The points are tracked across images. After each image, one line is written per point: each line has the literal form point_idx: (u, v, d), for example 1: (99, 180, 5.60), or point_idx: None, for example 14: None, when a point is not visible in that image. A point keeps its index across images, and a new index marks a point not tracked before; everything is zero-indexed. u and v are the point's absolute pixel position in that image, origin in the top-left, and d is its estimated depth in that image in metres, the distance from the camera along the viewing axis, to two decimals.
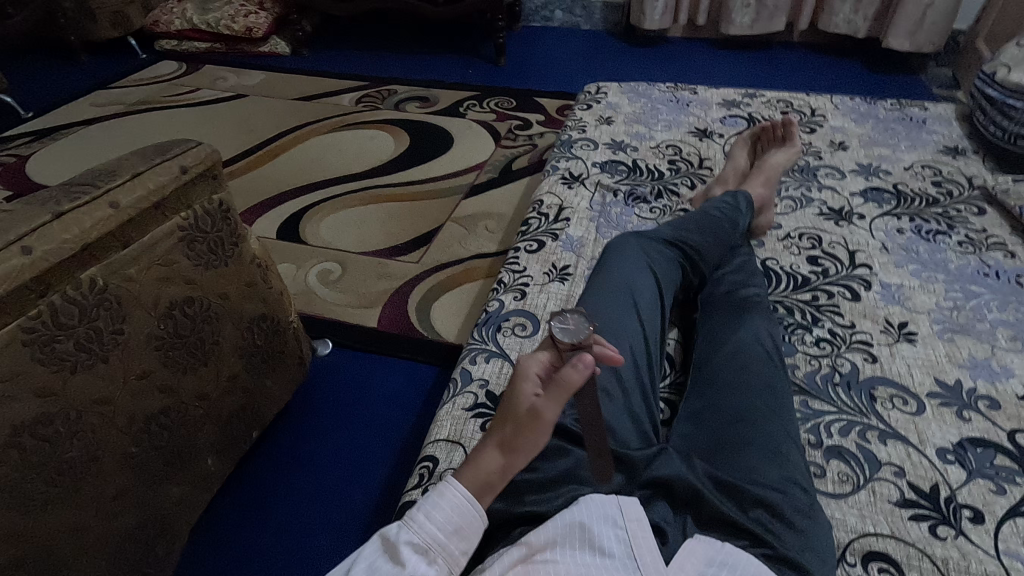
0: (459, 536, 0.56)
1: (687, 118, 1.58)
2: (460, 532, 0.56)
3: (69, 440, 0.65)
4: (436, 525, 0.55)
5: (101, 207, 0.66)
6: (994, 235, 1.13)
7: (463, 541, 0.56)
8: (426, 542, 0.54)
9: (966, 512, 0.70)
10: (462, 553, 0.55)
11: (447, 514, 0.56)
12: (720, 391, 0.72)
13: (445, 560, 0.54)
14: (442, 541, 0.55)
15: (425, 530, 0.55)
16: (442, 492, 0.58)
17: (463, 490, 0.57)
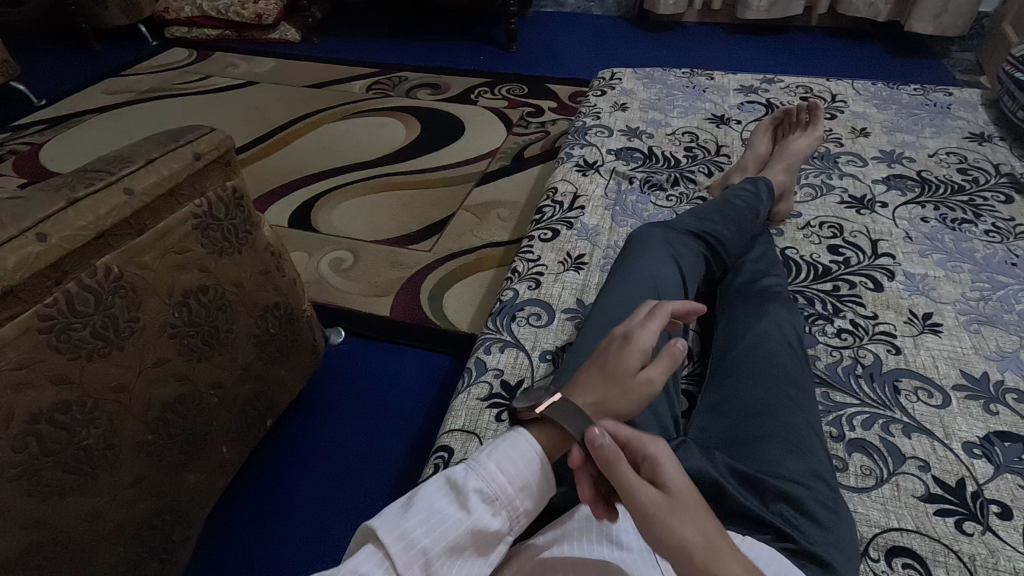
0: (528, 495, 0.53)
1: (704, 104, 1.55)
2: (528, 490, 0.53)
3: (86, 428, 0.65)
4: (507, 477, 0.52)
5: (115, 193, 0.65)
6: (1022, 223, 1.10)
7: (529, 498, 0.53)
8: (494, 494, 0.51)
9: (994, 507, 0.68)
10: (524, 511, 0.53)
11: (519, 468, 0.53)
12: (744, 382, 0.70)
13: (507, 516, 0.52)
14: (511, 495, 0.52)
15: (496, 481, 0.52)
16: (518, 446, 0.54)
17: (539, 449, 0.54)
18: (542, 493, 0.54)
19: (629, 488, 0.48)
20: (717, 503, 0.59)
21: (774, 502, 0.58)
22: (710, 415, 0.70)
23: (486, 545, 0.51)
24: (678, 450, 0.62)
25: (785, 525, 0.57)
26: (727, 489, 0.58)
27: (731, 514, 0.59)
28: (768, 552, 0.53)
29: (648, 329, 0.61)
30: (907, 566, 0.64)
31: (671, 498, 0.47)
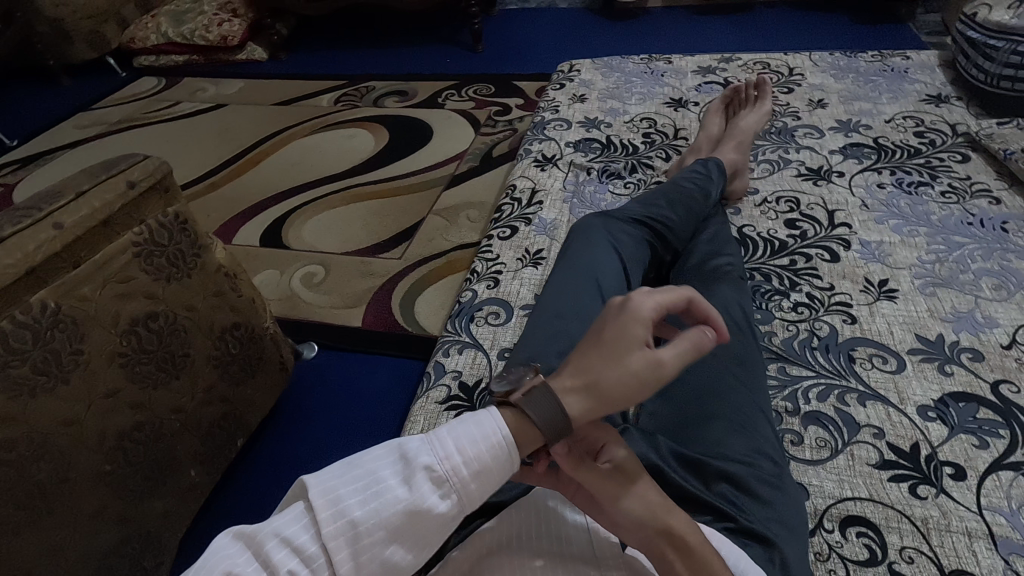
0: (481, 479, 0.49)
1: (662, 89, 1.55)
2: (481, 473, 0.49)
3: (35, 464, 0.67)
4: (458, 456, 0.49)
5: (44, 229, 0.66)
6: (978, 181, 1.09)
7: (484, 482, 0.49)
8: (443, 473, 0.48)
9: (947, 469, 0.68)
10: (477, 497, 0.49)
11: (474, 446, 0.49)
12: (690, 365, 0.70)
13: (455, 500, 0.48)
14: (460, 476, 0.48)
15: (446, 460, 0.48)
16: (482, 428, 0.51)
17: (502, 432, 0.51)
18: (500, 479, 0.50)
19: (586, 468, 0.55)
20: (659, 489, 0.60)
21: (716, 483, 0.59)
22: (658, 400, 0.70)
23: (428, 529, 0.47)
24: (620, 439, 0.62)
25: (725, 505, 0.57)
26: (667, 473, 0.59)
27: (673, 497, 0.59)
28: (705, 532, 0.54)
29: (654, 301, 0.57)
30: (860, 534, 0.64)
31: (624, 470, 0.55)
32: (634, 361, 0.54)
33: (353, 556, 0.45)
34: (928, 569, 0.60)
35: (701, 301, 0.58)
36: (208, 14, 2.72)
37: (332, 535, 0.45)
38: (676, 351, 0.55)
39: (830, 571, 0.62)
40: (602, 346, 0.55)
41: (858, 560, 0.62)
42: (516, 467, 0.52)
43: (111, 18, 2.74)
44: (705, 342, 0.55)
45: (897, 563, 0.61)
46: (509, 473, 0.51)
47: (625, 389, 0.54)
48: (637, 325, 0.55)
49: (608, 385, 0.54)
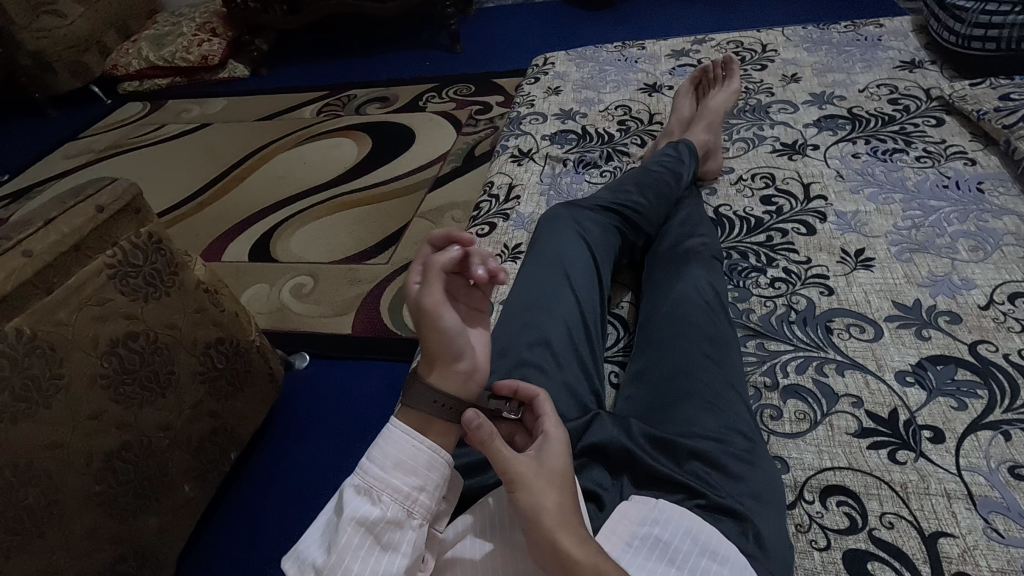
0: (405, 471, 0.54)
1: (636, 75, 1.54)
2: (403, 467, 0.54)
3: (23, 488, 0.68)
4: (377, 466, 0.54)
5: (13, 258, 0.67)
6: (954, 143, 1.08)
7: (410, 473, 0.54)
8: (369, 484, 0.54)
9: (927, 432, 0.68)
10: (415, 487, 0.54)
11: (385, 453, 0.55)
12: (661, 346, 0.71)
13: (394, 497, 0.54)
14: (385, 478, 0.54)
15: (368, 473, 0.54)
16: (385, 431, 0.56)
17: (405, 430, 0.56)
18: (428, 464, 0.55)
19: (505, 463, 0.53)
20: (633, 472, 0.61)
21: (687, 461, 0.59)
22: (633, 384, 0.70)
23: (384, 532, 0.52)
24: (593, 424, 0.63)
25: (697, 483, 0.58)
26: (638, 455, 0.60)
27: (646, 478, 0.60)
28: (677, 511, 0.55)
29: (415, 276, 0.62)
30: (841, 503, 0.64)
31: (539, 474, 0.53)
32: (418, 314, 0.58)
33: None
34: (908, 533, 0.60)
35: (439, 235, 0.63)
36: (188, 35, 2.74)
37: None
38: (427, 283, 0.58)
39: (811, 541, 0.62)
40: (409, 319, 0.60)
41: (839, 529, 0.62)
42: (440, 455, 0.56)
43: (93, 47, 2.76)
44: (442, 262, 0.59)
45: (878, 529, 0.61)
46: (435, 456, 0.56)
47: (436, 340, 0.57)
48: (408, 285, 0.60)
49: (429, 347, 0.58)
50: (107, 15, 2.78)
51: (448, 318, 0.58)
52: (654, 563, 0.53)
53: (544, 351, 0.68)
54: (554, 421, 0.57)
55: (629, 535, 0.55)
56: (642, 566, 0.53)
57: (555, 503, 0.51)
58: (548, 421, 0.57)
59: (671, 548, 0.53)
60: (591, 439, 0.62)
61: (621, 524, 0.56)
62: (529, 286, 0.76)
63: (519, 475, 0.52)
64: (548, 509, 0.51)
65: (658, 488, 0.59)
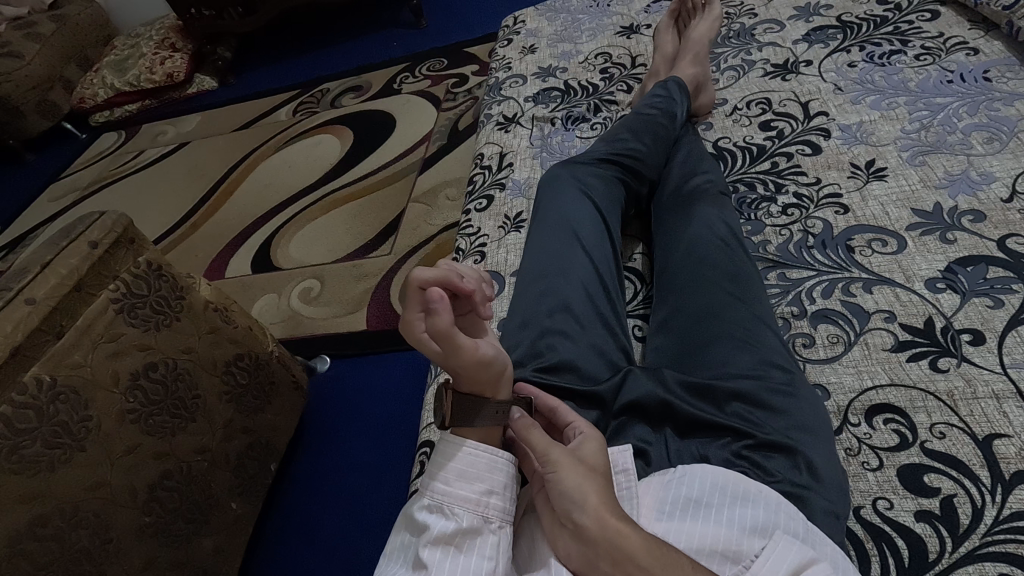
0: (469, 479, 0.54)
1: (611, 19, 1.48)
2: (468, 476, 0.54)
3: (75, 531, 0.69)
4: (445, 482, 0.54)
5: (18, 307, 0.67)
6: (952, 35, 1.03)
7: (476, 481, 0.54)
8: (438, 501, 0.54)
9: (966, 336, 0.66)
10: (484, 492, 0.54)
11: (447, 468, 0.55)
12: (682, 291, 0.69)
13: (468, 507, 0.53)
14: (452, 491, 0.54)
15: (436, 492, 0.54)
16: (444, 449, 0.56)
17: (461, 441, 0.56)
18: (490, 467, 0.55)
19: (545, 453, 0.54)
20: (673, 421, 0.60)
21: (727, 403, 0.58)
22: (660, 335, 0.69)
23: (464, 541, 0.51)
24: (626, 382, 0.62)
25: (742, 424, 0.57)
26: (676, 404, 0.59)
27: (688, 426, 0.59)
28: (700, 471, 0.54)
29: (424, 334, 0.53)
30: (888, 420, 0.63)
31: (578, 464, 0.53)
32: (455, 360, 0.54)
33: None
34: (961, 440, 0.59)
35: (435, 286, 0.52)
36: (148, 55, 2.67)
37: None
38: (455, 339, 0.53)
39: (863, 463, 0.61)
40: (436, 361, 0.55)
41: (889, 447, 0.61)
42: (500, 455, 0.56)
43: (56, 83, 2.69)
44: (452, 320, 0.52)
45: (930, 442, 0.60)
46: (495, 457, 0.55)
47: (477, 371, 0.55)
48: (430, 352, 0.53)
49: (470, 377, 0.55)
50: (64, 48, 2.71)
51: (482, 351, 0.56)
52: (690, 522, 0.51)
53: (566, 317, 0.67)
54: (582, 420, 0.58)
55: (658, 502, 0.54)
56: (678, 528, 0.51)
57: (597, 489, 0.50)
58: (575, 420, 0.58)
59: (702, 503, 0.52)
60: (628, 396, 0.61)
61: (647, 495, 0.55)
62: (540, 253, 0.75)
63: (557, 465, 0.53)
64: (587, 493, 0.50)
65: (701, 435, 0.59)
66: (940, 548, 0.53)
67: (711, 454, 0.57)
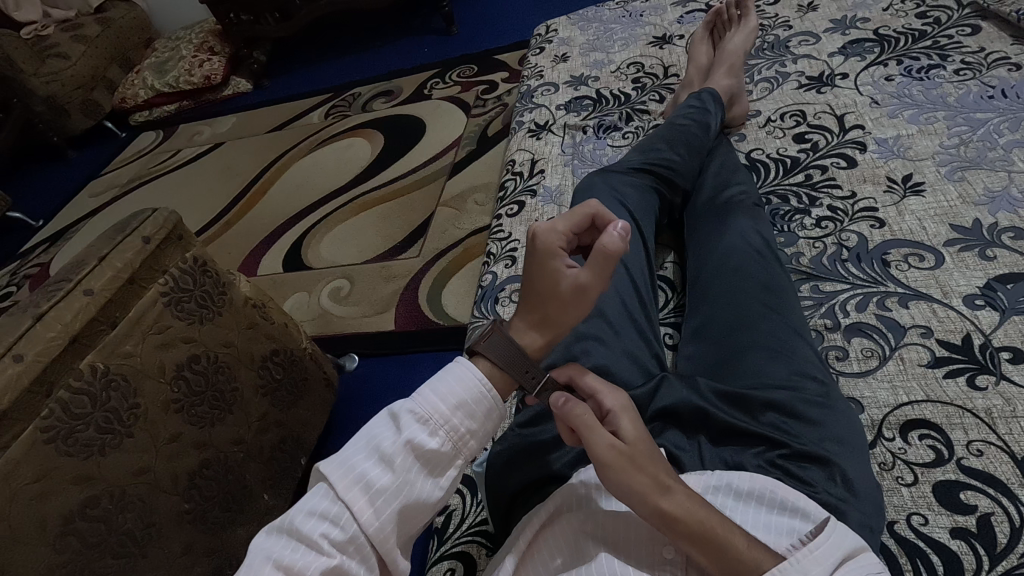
0: (465, 412, 0.53)
1: (644, 29, 1.49)
2: (467, 407, 0.53)
3: (121, 513, 0.72)
4: (439, 396, 0.53)
5: (77, 297, 0.71)
6: (993, 50, 1.02)
7: (469, 417, 0.53)
8: (427, 415, 0.52)
9: (1005, 354, 0.66)
10: (471, 431, 0.53)
11: (451, 387, 0.54)
12: (716, 299, 0.70)
13: (452, 433, 0.53)
14: (445, 414, 0.53)
15: (429, 401, 0.53)
16: (454, 368, 0.55)
17: (474, 370, 0.55)
18: (487, 414, 0.54)
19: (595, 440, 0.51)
20: (708, 428, 0.61)
21: (763, 413, 0.59)
22: (694, 343, 0.70)
23: (431, 464, 0.52)
24: (660, 389, 0.63)
25: (777, 433, 0.57)
26: (711, 411, 0.60)
27: (723, 434, 0.60)
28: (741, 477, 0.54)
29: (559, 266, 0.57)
30: (923, 436, 0.62)
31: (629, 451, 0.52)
32: (566, 293, 0.56)
33: (374, 508, 0.49)
34: (999, 459, 0.59)
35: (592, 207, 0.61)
36: (188, 58, 2.76)
37: (349, 491, 0.49)
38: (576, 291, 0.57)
39: (898, 478, 0.61)
40: (527, 282, 0.59)
41: (925, 463, 0.61)
42: (503, 406, 0.56)
43: (99, 83, 2.79)
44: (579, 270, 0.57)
45: (967, 459, 0.60)
46: (494, 406, 0.55)
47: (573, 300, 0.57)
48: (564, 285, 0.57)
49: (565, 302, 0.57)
50: (107, 50, 2.81)
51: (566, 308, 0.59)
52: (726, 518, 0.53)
53: (601, 323, 0.68)
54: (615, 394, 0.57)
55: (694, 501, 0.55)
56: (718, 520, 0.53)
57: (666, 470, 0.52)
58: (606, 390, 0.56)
59: (743, 510, 0.53)
60: (662, 403, 0.62)
61: None
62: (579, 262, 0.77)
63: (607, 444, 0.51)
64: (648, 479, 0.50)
65: (736, 442, 0.59)
66: (977, 567, 0.53)
67: (745, 462, 0.57)
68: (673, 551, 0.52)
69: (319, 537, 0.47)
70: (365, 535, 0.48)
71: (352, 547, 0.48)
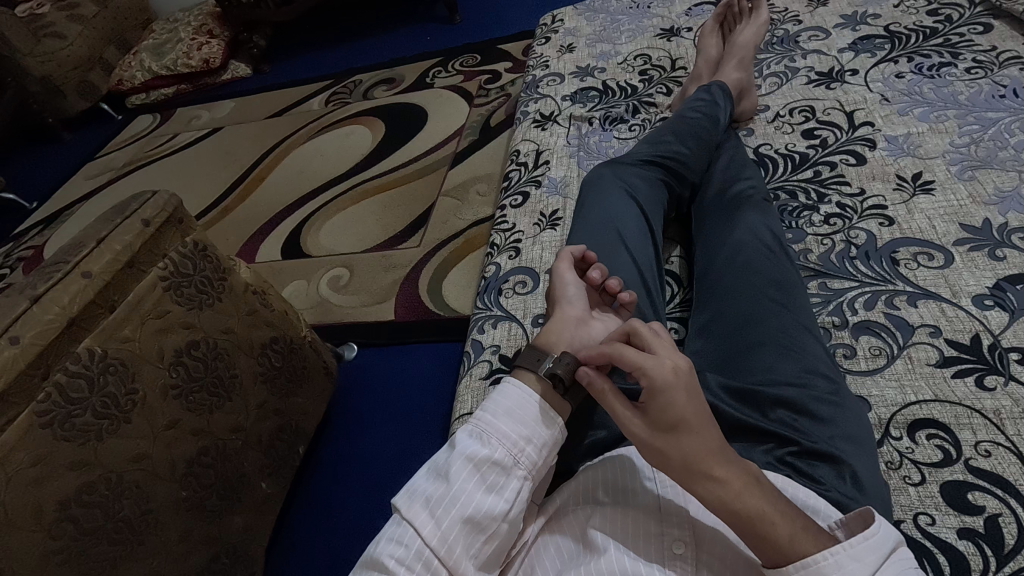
0: (514, 420, 0.56)
1: (651, 21, 1.47)
2: (515, 415, 0.56)
3: (118, 500, 0.71)
4: (489, 411, 0.56)
5: (75, 280, 0.69)
6: (1005, 49, 1.01)
7: (520, 425, 0.55)
8: (480, 429, 0.55)
9: (1014, 355, 0.65)
10: (523, 437, 0.55)
11: (497, 401, 0.57)
12: (726, 295, 0.69)
13: (503, 442, 0.54)
14: (495, 424, 0.55)
15: (480, 419, 0.56)
16: (501, 389, 0.59)
17: (522, 387, 0.58)
18: (537, 419, 0.56)
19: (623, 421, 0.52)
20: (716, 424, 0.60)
21: (773, 410, 0.58)
22: (701, 338, 0.69)
23: (490, 472, 0.53)
24: None
25: (786, 431, 0.57)
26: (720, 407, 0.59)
27: (731, 431, 0.59)
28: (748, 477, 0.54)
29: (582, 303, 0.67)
30: (930, 436, 0.62)
31: (659, 432, 0.50)
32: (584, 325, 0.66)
33: (435, 519, 0.50)
34: (1007, 460, 0.58)
35: (560, 250, 0.71)
36: (186, 40, 2.72)
37: (411, 509, 0.51)
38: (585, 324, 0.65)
39: (905, 477, 0.60)
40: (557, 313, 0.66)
41: (932, 462, 0.60)
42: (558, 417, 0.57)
43: (96, 65, 2.75)
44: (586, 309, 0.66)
45: (974, 459, 0.59)
46: (546, 414, 0.57)
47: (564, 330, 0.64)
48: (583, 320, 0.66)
49: (555, 333, 0.64)
50: (104, 31, 2.76)
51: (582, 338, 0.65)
52: None
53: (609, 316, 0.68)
54: (656, 362, 0.50)
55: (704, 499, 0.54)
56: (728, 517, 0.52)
57: (700, 450, 0.47)
58: (644, 364, 0.51)
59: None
60: None
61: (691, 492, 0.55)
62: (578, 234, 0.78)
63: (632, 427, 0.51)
64: (677, 464, 0.48)
65: (745, 439, 0.59)
66: (985, 567, 0.53)
67: (754, 459, 0.57)
68: (682, 545, 0.51)
69: (388, 557, 0.48)
70: (431, 549, 0.49)
71: (420, 564, 0.48)
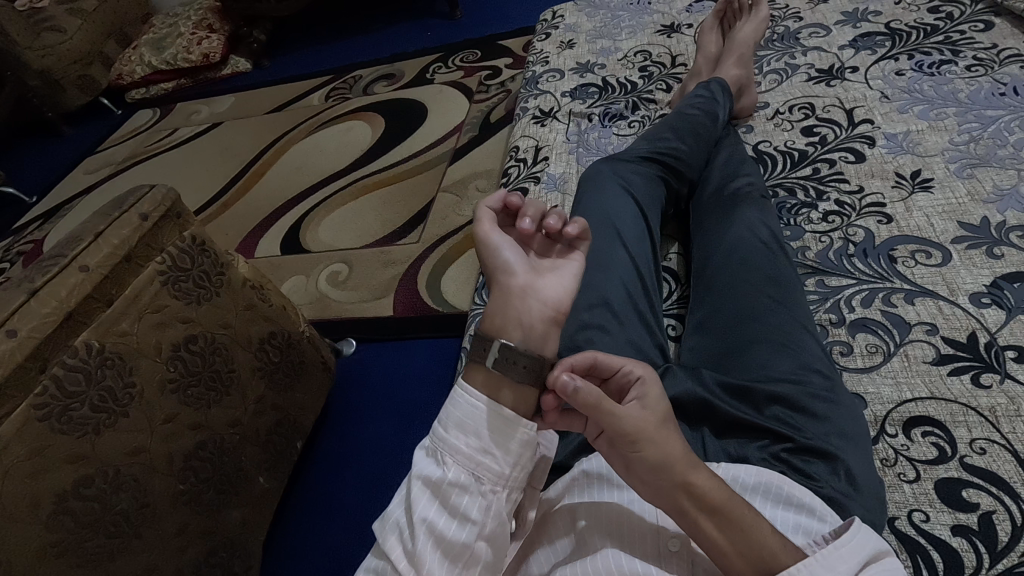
0: (467, 433, 0.53)
1: (652, 17, 1.47)
2: (465, 427, 0.53)
3: (115, 493, 0.71)
4: (442, 427, 0.54)
5: (72, 274, 0.70)
6: (1006, 47, 1.01)
7: (473, 437, 0.52)
8: (436, 448, 0.54)
9: (1011, 353, 0.66)
10: (478, 450, 0.52)
11: (446, 414, 0.54)
12: (721, 292, 0.69)
13: (459, 459, 0.52)
14: (448, 441, 0.53)
15: (435, 435, 0.54)
16: (449, 396, 0.55)
17: (467, 392, 0.54)
18: (491, 426, 0.53)
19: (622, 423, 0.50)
20: (711, 420, 0.60)
21: (767, 407, 0.58)
22: (698, 334, 0.69)
23: (449, 492, 0.51)
24: (665, 379, 0.63)
25: (782, 427, 0.57)
26: (715, 403, 0.60)
27: (726, 427, 0.60)
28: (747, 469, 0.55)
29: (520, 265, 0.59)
30: (927, 434, 0.62)
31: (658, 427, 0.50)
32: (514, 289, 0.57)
33: (403, 551, 0.49)
34: (1002, 458, 0.59)
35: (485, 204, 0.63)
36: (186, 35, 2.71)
37: (384, 541, 0.51)
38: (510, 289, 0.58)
39: (900, 474, 0.60)
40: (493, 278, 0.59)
41: (927, 460, 0.61)
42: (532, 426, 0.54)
43: (96, 59, 2.74)
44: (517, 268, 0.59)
45: (969, 457, 0.60)
46: (499, 417, 0.53)
47: (506, 303, 0.57)
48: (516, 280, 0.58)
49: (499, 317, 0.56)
50: (104, 25, 2.75)
51: (537, 303, 0.57)
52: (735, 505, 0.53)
53: (605, 312, 0.68)
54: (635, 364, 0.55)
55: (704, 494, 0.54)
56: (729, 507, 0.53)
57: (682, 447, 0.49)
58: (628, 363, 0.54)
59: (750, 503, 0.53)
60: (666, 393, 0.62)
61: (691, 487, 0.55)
62: (576, 228, 0.78)
63: (632, 425, 0.50)
64: (668, 463, 0.49)
65: (740, 435, 0.59)
66: (978, 564, 0.53)
67: (749, 455, 0.57)
68: (679, 542, 0.52)
69: None
70: None
71: None
